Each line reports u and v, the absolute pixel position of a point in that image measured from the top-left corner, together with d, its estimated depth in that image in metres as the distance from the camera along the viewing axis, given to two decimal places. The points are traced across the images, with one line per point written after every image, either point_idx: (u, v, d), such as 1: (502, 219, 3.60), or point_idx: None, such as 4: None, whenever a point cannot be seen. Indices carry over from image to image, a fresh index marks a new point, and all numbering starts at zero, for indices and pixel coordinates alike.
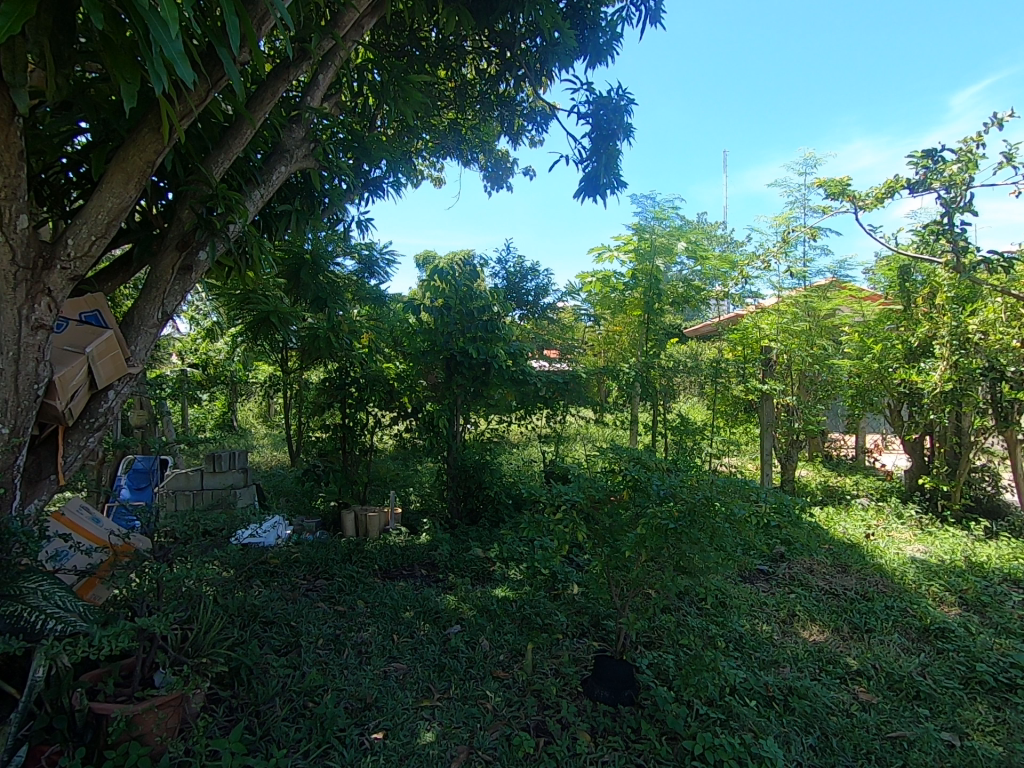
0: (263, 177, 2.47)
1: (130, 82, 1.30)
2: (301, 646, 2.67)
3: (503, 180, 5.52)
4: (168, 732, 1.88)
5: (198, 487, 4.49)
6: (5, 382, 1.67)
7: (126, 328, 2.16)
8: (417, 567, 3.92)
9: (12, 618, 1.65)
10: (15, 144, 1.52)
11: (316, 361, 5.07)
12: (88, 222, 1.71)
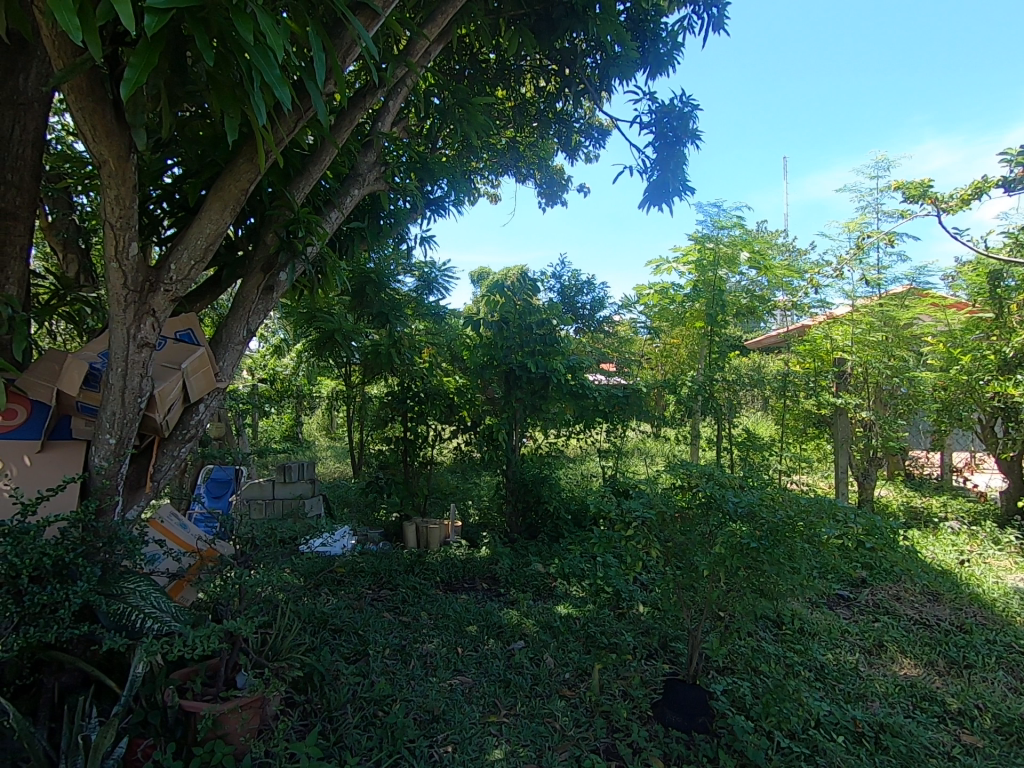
0: (336, 200, 2.59)
1: (234, 116, 1.41)
2: (369, 655, 2.72)
3: (558, 196, 5.53)
4: (250, 733, 1.95)
5: (270, 496, 4.70)
6: (114, 397, 1.81)
7: (216, 346, 2.29)
8: (478, 580, 3.94)
9: (117, 616, 1.76)
10: (131, 179, 1.62)
11: (378, 377, 5.24)
12: (189, 247, 1.83)
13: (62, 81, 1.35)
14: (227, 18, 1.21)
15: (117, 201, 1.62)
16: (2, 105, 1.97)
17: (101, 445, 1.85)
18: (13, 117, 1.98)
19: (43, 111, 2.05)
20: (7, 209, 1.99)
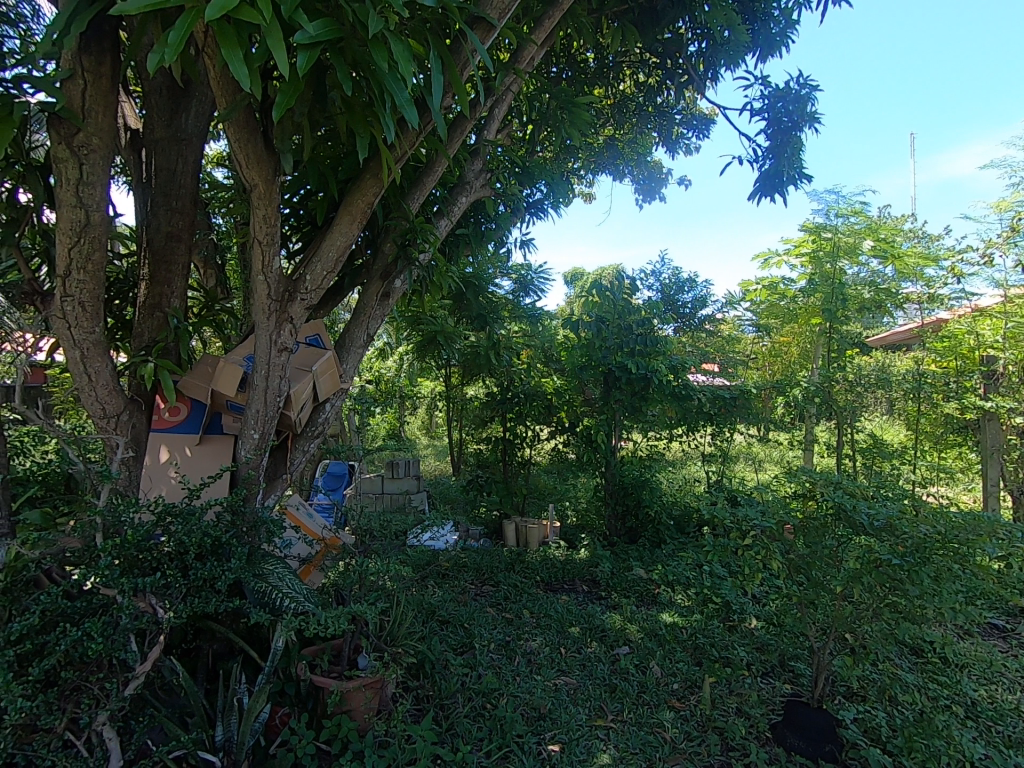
0: (446, 207, 2.71)
1: (364, 136, 1.52)
2: (476, 648, 2.80)
3: (657, 191, 5.31)
4: (371, 711, 2.09)
5: (380, 491, 5.00)
6: (258, 396, 2.01)
7: (340, 349, 2.48)
8: (578, 582, 3.93)
9: (261, 593, 1.95)
10: (276, 200, 1.79)
11: (477, 378, 5.40)
12: (322, 259, 1.99)
13: (226, 116, 1.52)
14: (363, 45, 1.31)
15: (264, 220, 1.79)
16: (170, 142, 2.26)
17: (246, 439, 2.07)
18: (178, 152, 2.26)
19: (200, 144, 2.33)
20: (172, 232, 2.28)
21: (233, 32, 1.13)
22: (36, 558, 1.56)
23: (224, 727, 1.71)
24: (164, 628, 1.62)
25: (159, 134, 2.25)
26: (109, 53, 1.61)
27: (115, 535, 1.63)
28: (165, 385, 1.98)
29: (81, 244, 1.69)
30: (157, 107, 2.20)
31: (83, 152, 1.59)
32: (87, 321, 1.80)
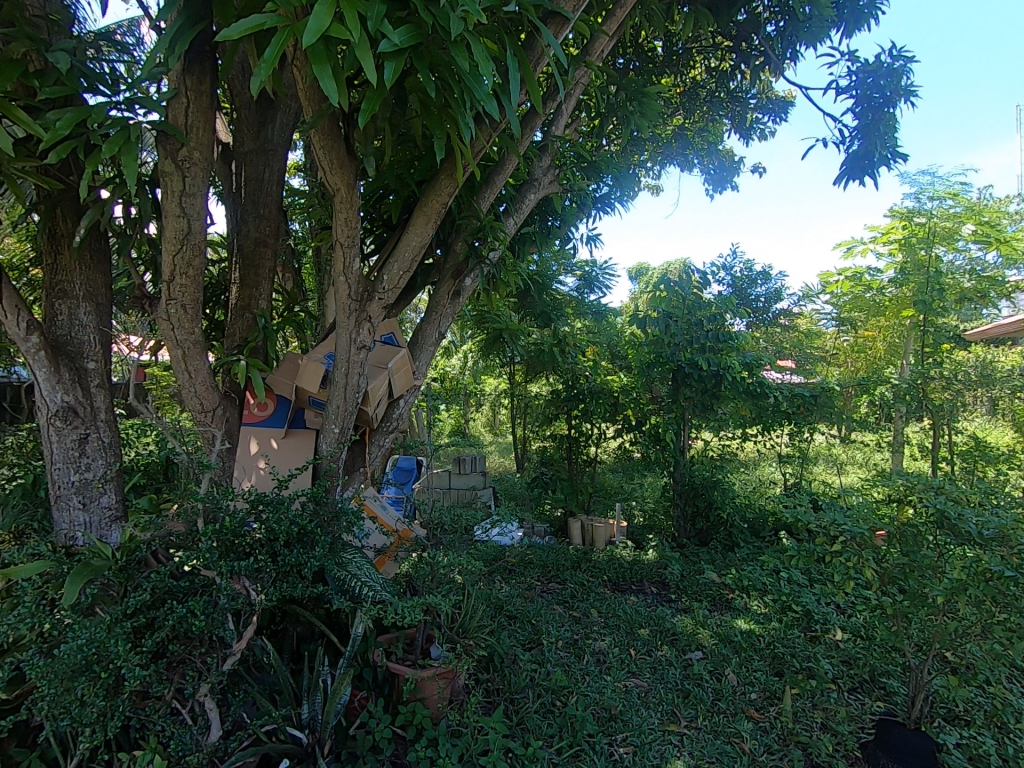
0: (515, 206, 2.75)
1: (441, 137, 1.57)
2: (544, 644, 2.80)
3: (729, 180, 4.98)
4: (444, 701, 2.14)
5: (447, 485, 5.11)
6: (338, 392, 2.10)
7: (413, 347, 2.55)
8: (646, 583, 3.86)
9: (341, 581, 2.02)
10: (356, 203, 1.86)
11: (542, 374, 5.40)
12: (399, 260, 2.05)
13: (314, 123, 1.59)
14: (443, 49, 1.33)
15: (345, 223, 1.86)
16: (257, 153, 2.39)
17: (328, 434, 2.17)
18: (265, 162, 2.40)
19: (285, 154, 2.46)
20: (260, 238, 2.42)
21: (323, 47, 1.17)
22: (147, 540, 1.71)
23: (309, 706, 1.80)
24: (257, 609, 1.73)
25: (248, 146, 2.40)
26: (209, 72, 1.72)
27: (214, 521, 1.76)
28: (256, 382, 2.10)
29: (184, 251, 1.82)
30: (246, 121, 2.34)
31: (186, 166, 1.71)
32: (188, 323, 1.94)
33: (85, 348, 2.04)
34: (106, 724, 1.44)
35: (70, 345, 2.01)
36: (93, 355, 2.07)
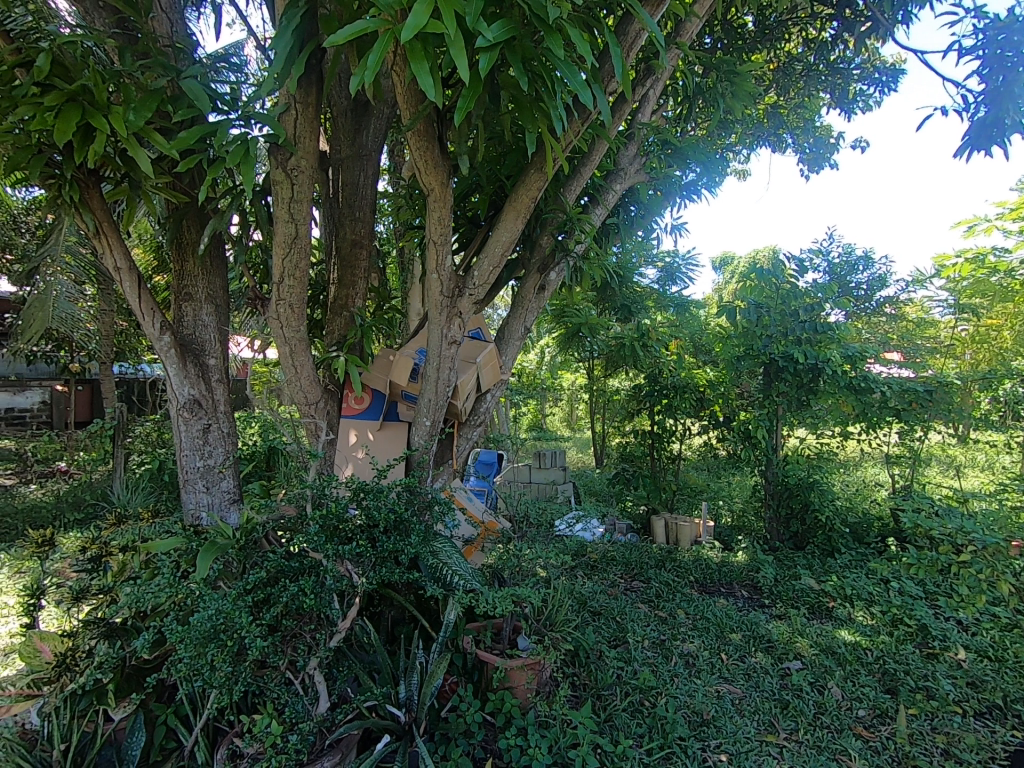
0: (600, 196, 2.74)
1: (533, 131, 1.57)
2: (630, 643, 2.76)
3: (825, 159, 4.62)
4: (532, 690, 2.16)
5: (527, 479, 5.15)
6: (430, 386, 2.17)
7: (499, 341, 2.59)
8: (736, 586, 3.69)
9: (433, 569, 2.07)
10: (449, 201, 1.90)
11: (623, 368, 5.30)
12: (489, 256, 2.08)
13: (411, 126, 1.64)
14: (535, 42, 1.33)
15: (438, 221, 1.91)
16: (353, 159, 2.52)
17: (420, 427, 2.24)
18: (360, 166, 2.51)
19: (378, 157, 2.57)
20: (356, 239, 2.54)
21: (422, 47, 1.20)
22: (264, 522, 1.86)
23: (405, 686, 1.89)
24: (359, 591, 1.83)
25: (345, 152, 2.52)
26: (314, 84, 1.83)
27: (321, 505, 1.88)
28: (354, 376, 2.22)
29: (292, 254, 1.94)
30: (343, 128, 2.47)
31: (294, 173, 1.83)
32: (295, 321, 2.08)
33: (206, 346, 2.24)
34: (231, 687, 1.59)
35: (194, 343, 2.22)
36: (213, 352, 2.27)
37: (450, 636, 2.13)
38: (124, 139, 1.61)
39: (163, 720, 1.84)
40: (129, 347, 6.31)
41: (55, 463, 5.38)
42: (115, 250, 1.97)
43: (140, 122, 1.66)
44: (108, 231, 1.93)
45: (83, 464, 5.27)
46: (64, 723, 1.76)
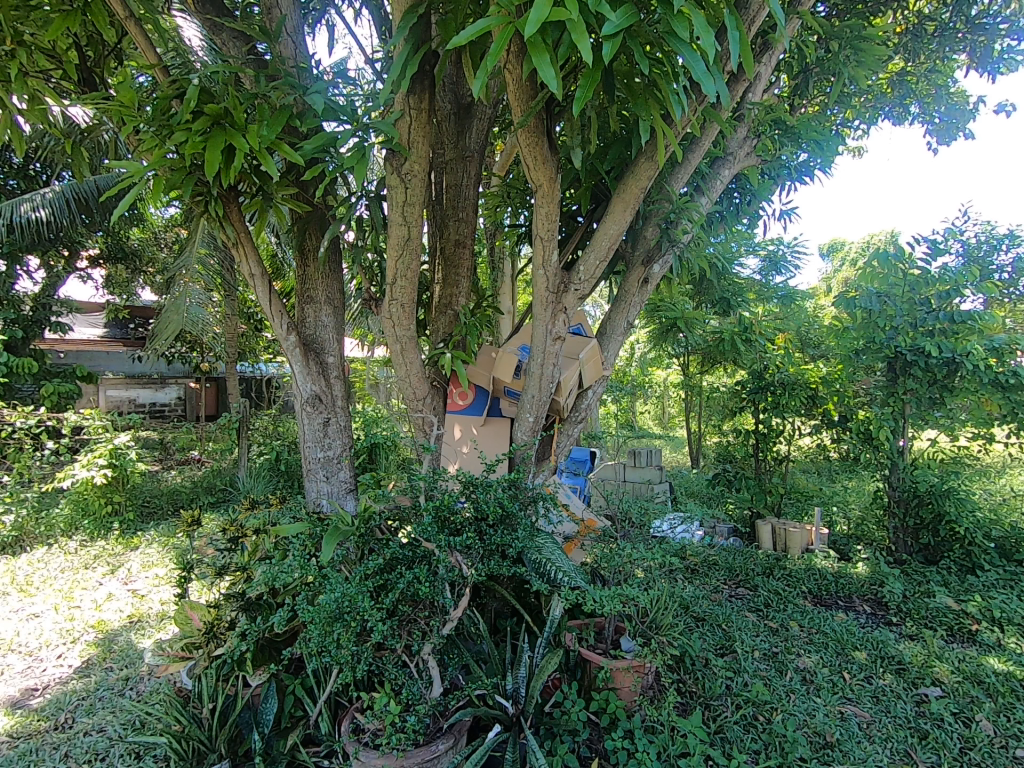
0: (708, 183, 2.61)
1: (648, 120, 1.51)
2: (739, 653, 2.62)
3: (959, 129, 4.08)
4: (637, 694, 2.12)
5: (621, 478, 5.03)
6: (534, 382, 2.18)
7: (601, 337, 2.55)
8: (857, 599, 3.39)
9: (538, 563, 2.06)
10: (557, 195, 1.89)
11: (724, 362, 5.03)
12: (596, 250, 2.05)
13: (523, 123, 1.65)
14: (656, 27, 1.27)
15: (546, 216, 1.91)
16: (457, 160, 2.57)
17: (523, 423, 2.26)
18: (463, 168, 2.57)
19: (481, 158, 2.61)
20: (460, 239, 2.59)
21: (541, 40, 1.19)
22: (381, 511, 1.96)
23: (513, 679, 1.91)
24: (468, 582, 1.86)
25: (449, 155, 2.58)
26: (427, 89, 1.89)
27: (432, 497, 1.95)
28: (461, 373, 2.28)
29: (405, 256, 2.03)
30: (448, 131, 2.53)
31: (408, 177, 1.91)
32: (406, 320, 2.17)
33: (326, 344, 2.41)
34: (354, 666, 1.70)
35: (315, 342, 2.39)
36: (332, 350, 2.42)
37: (554, 633, 2.13)
38: (259, 155, 1.75)
39: (293, 690, 2.00)
40: (250, 347, 6.92)
41: (191, 451, 6.03)
42: (250, 258, 2.18)
43: (273, 138, 1.80)
44: (245, 241, 2.13)
45: (213, 453, 5.86)
46: (212, 684, 1.97)
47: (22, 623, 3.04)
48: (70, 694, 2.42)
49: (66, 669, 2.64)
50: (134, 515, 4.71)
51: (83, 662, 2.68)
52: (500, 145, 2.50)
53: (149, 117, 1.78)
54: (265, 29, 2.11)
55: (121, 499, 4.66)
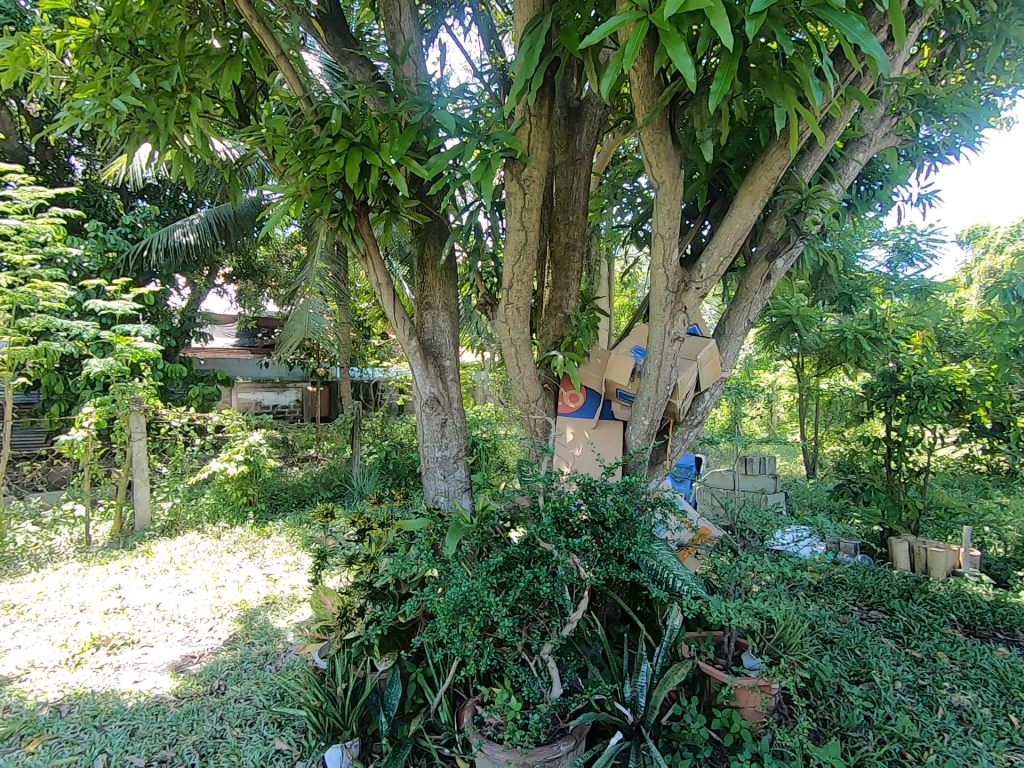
0: (841, 168, 2.43)
1: (784, 104, 1.43)
2: (877, 681, 2.38)
3: None
4: (763, 716, 2.00)
5: (731, 485, 4.77)
6: (651, 384, 2.14)
7: (719, 337, 2.44)
8: (1020, 633, 2.97)
9: (654, 570, 1.99)
10: (679, 191, 1.84)
11: (847, 363, 4.61)
12: (720, 245, 1.98)
13: (648, 121, 1.63)
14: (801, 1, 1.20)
15: (668, 214, 1.87)
16: (567, 164, 2.58)
17: (638, 426, 2.22)
18: (574, 171, 2.58)
19: (591, 160, 2.60)
20: (570, 242, 2.60)
21: (677, 30, 1.16)
22: (499, 510, 2.01)
23: (632, 687, 1.88)
24: (585, 584, 1.84)
25: (559, 159, 2.60)
26: (546, 95, 1.92)
27: (550, 499, 1.97)
28: (573, 375, 2.29)
29: (521, 260, 2.09)
30: (559, 136, 2.54)
31: (527, 183, 1.96)
32: (520, 323, 2.21)
33: (442, 348, 2.51)
34: (479, 659, 1.75)
35: (433, 347, 2.50)
36: (449, 354, 2.52)
37: (672, 643, 2.07)
38: (391, 171, 1.87)
39: (415, 677, 2.10)
40: (361, 353, 7.39)
41: (310, 449, 6.52)
42: (377, 269, 2.33)
43: (403, 155, 1.91)
44: (372, 252, 2.28)
45: (329, 451, 6.31)
46: (344, 665, 2.12)
47: (180, 597, 3.46)
48: (222, 664, 2.71)
49: (216, 641, 2.96)
50: (265, 506, 5.20)
51: (230, 636, 2.99)
52: (611, 145, 2.48)
53: (297, 145, 1.97)
54: (391, 54, 2.26)
55: (254, 491, 5.15)
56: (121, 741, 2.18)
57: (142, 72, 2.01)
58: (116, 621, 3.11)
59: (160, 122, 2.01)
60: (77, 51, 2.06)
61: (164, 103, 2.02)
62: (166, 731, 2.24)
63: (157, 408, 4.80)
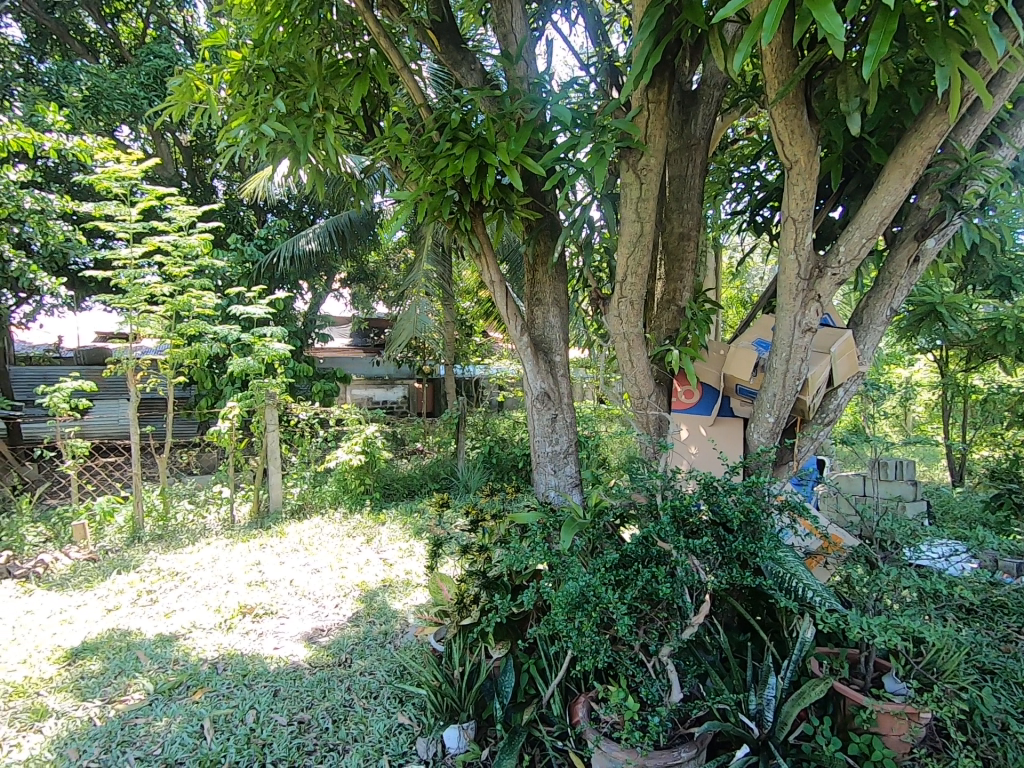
0: (1010, 131, 2.12)
1: (948, 63, 1.27)
2: None
3: None
4: (911, 746, 1.80)
5: (860, 492, 4.35)
6: (777, 378, 2.00)
7: (856, 328, 2.23)
8: None
9: (780, 578, 1.86)
10: (815, 169, 1.70)
11: (1007, 357, 4.02)
12: (863, 226, 1.80)
13: (782, 96, 1.53)
14: None
15: (802, 194, 1.73)
16: (682, 150, 2.48)
17: (762, 423, 2.09)
18: (689, 157, 2.48)
19: (708, 144, 2.48)
20: (684, 232, 2.50)
21: None
22: (614, 507, 1.99)
23: (757, 699, 1.78)
24: (706, 587, 1.77)
25: (672, 146, 2.51)
26: (666, 79, 1.86)
27: (667, 497, 1.91)
28: (690, 370, 2.20)
29: (637, 251, 2.04)
30: (672, 122, 2.45)
31: (644, 173, 1.92)
32: (634, 317, 2.17)
33: (552, 344, 2.53)
34: (596, 655, 1.75)
35: (544, 343, 2.52)
36: (559, 350, 2.53)
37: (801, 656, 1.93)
38: (507, 169, 1.91)
39: (528, 668, 2.13)
40: (464, 351, 7.63)
41: (418, 442, 6.84)
42: (490, 268, 2.38)
43: (519, 154, 1.94)
44: (486, 251, 2.33)
45: (435, 444, 6.59)
46: (461, 650, 2.20)
47: (309, 575, 3.78)
48: (348, 639, 2.93)
49: (342, 617, 3.21)
50: (379, 495, 5.53)
51: (353, 613, 3.23)
52: (731, 127, 2.36)
53: (419, 151, 2.07)
54: (504, 55, 2.30)
55: (370, 481, 5.50)
56: (267, 700, 2.43)
57: (284, 97, 2.21)
58: (257, 593, 3.48)
59: (300, 140, 2.19)
60: (231, 83, 2.30)
61: (303, 123, 2.20)
62: (303, 695, 2.46)
63: (287, 402, 5.29)
